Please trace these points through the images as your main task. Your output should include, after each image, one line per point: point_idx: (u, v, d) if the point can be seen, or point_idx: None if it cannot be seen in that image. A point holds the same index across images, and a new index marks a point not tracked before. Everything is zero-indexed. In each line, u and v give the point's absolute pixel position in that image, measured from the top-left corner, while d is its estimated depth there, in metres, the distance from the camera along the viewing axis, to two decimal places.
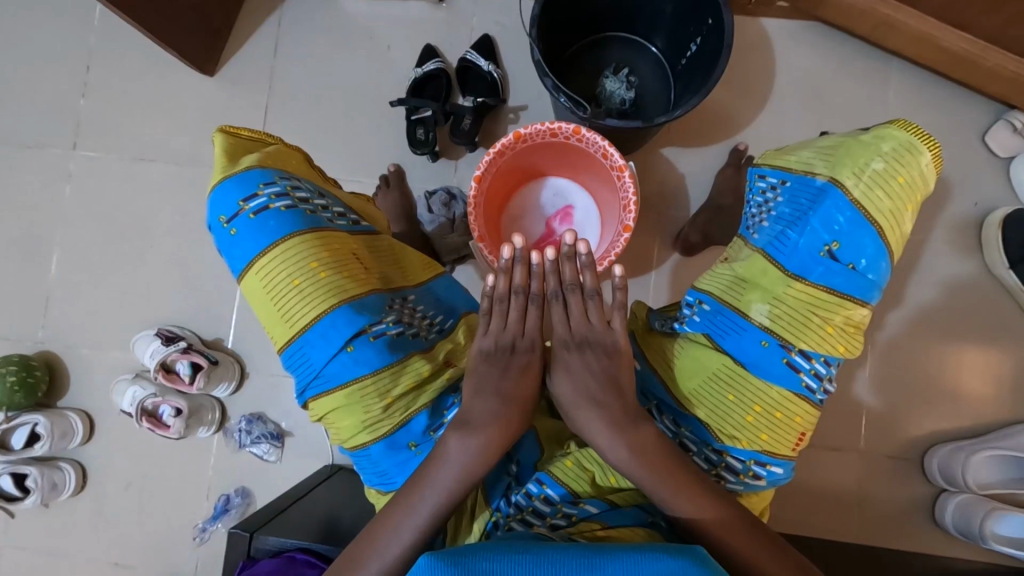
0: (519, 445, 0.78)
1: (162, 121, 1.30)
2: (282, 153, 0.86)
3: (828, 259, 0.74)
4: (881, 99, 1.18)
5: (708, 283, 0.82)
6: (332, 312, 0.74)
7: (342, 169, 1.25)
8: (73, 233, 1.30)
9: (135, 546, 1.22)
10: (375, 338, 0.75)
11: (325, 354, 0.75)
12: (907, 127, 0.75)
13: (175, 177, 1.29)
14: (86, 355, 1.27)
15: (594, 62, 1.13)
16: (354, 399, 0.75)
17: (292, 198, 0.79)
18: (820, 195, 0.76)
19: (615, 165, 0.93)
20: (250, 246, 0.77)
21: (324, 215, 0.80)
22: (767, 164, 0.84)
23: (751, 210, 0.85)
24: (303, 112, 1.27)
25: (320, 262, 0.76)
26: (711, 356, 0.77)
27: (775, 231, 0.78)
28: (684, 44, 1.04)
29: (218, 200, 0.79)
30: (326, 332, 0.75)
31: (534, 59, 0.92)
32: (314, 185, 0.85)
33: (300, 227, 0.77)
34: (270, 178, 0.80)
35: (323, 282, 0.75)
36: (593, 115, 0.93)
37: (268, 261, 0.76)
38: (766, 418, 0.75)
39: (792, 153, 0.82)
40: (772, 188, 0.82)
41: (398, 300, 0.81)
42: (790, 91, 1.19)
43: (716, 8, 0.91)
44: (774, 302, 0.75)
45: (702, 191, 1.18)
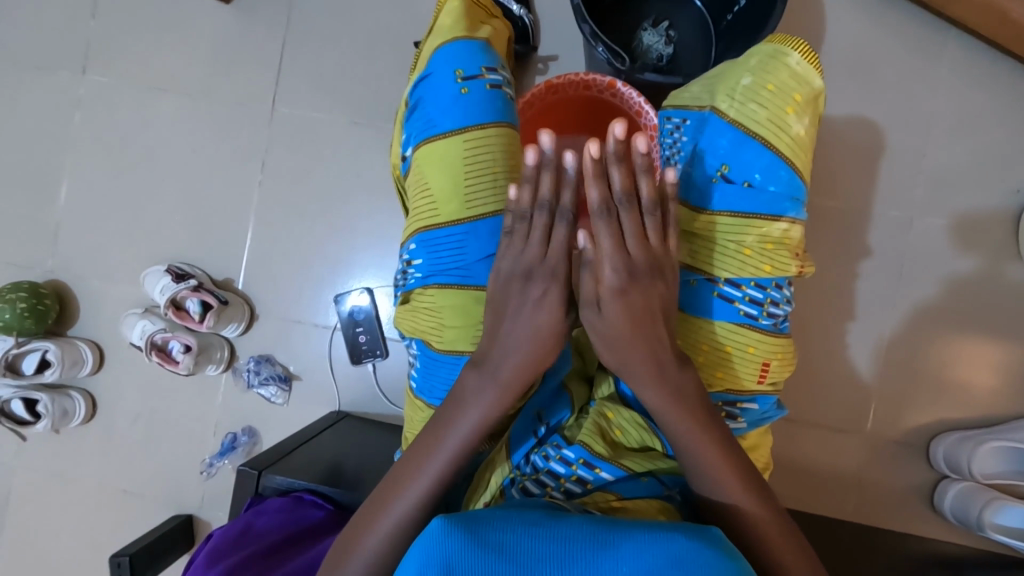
0: (550, 408, 0.78)
1: (174, 49, 1.25)
2: (502, 39, 0.94)
3: (723, 182, 0.80)
4: (931, 73, 1.12)
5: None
6: (504, 215, 0.83)
7: (361, 112, 1.21)
8: (83, 162, 1.27)
9: (143, 476, 1.25)
10: None
11: (483, 249, 0.82)
12: (770, 43, 0.81)
13: (187, 109, 1.25)
14: (96, 287, 1.27)
15: (632, 12, 1.07)
16: (483, 304, 0.81)
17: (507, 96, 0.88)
18: (708, 123, 0.80)
19: (648, 123, 0.90)
20: (469, 110, 0.84)
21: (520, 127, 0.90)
22: (669, 106, 0.86)
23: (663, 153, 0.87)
24: (321, 49, 1.21)
25: (514, 167, 0.85)
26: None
27: (683, 170, 0.82)
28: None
29: (456, 57, 0.86)
30: (494, 232, 0.82)
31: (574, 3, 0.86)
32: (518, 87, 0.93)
33: (510, 126, 0.86)
34: (500, 68, 0.88)
35: (509, 187, 0.84)
36: (631, 69, 0.88)
37: (481, 136, 0.84)
38: (716, 355, 0.79)
39: (683, 92, 0.85)
40: (675, 126, 0.84)
41: None
42: (836, 58, 1.13)
43: None
44: (692, 239, 0.80)
45: None
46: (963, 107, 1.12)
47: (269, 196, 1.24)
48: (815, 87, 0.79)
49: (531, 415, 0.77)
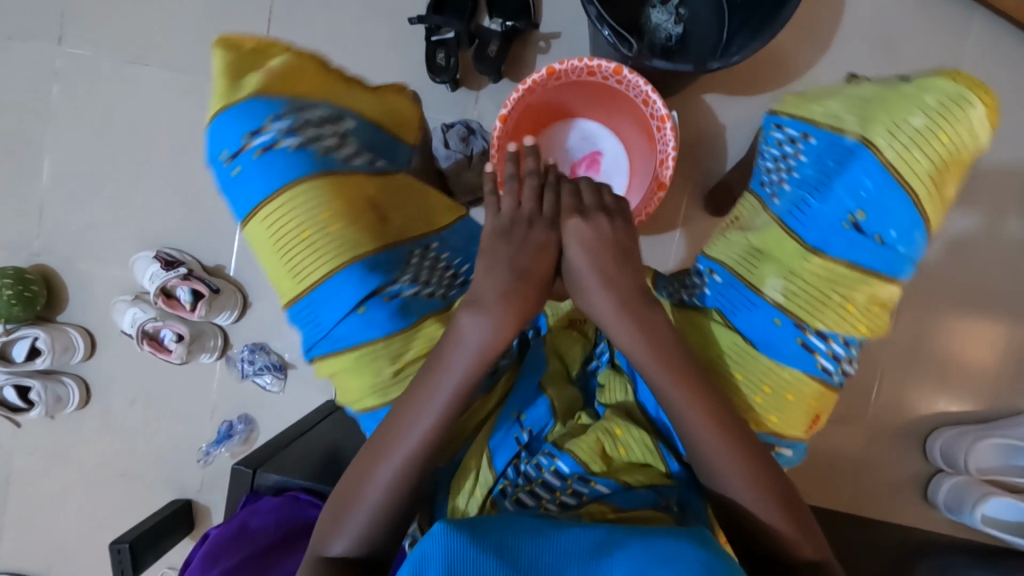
0: (529, 409, 0.74)
1: (154, 19, 1.17)
2: (294, 64, 0.75)
3: (852, 231, 0.63)
4: (954, 54, 1.06)
5: (717, 247, 0.73)
6: (339, 271, 0.69)
7: None
8: (64, 141, 1.22)
9: (141, 461, 1.25)
10: (389, 299, 0.70)
11: (335, 314, 0.70)
12: (958, 77, 0.61)
13: (169, 85, 1.19)
14: (84, 272, 1.24)
15: None
16: (364, 362, 0.70)
17: (301, 139, 0.71)
18: (852, 155, 0.63)
19: (656, 113, 0.85)
20: (254, 189, 0.70)
21: (337, 154, 0.73)
22: (786, 112, 0.71)
23: (766, 163, 0.72)
24: (310, 21, 1.14)
25: (331, 215, 0.69)
26: (719, 329, 0.69)
27: (795, 195, 0.67)
28: None
29: (217, 134, 0.71)
30: (336, 290, 0.69)
31: None
32: (327, 109, 0.76)
33: (315, 171, 0.70)
34: (277, 113, 0.71)
35: (337, 234, 0.69)
36: (639, 54, 0.81)
37: (275, 208, 0.69)
38: (774, 400, 0.67)
39: (817, 102, 0.68)
40: (791, 141, 0.69)
41: (417, 252, 0.76)
42: (855, 37, 1.07)
43: None
44: (792, 278, 0.65)
45: (742, 148, 1.09)
46: (984, 88, 1.07)
47: None
48: (982, 144, 0.61)
49: (511, 419, 0.73)
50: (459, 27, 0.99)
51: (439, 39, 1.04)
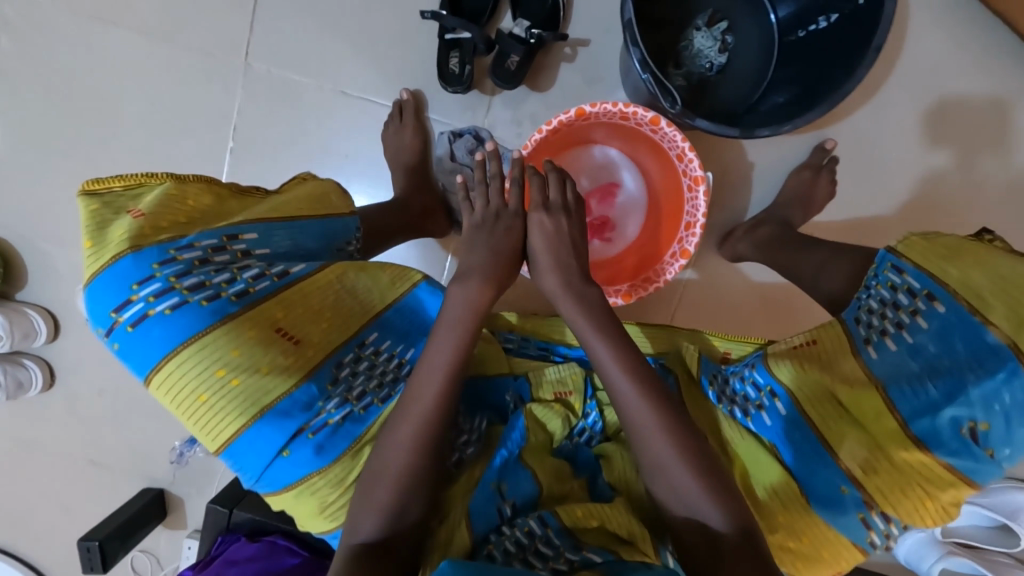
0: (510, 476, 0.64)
1: None
2: (166, 201, 0.57)
3: (966, 436, 0.56)
4: (1007, 113, 0.98)
5: (785, 365, 0.64)
6: (252, 427, 0.53)
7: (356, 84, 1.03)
8: (15, 102, 1.07)
9: (111, 450, 1.21)
10: (317, 435, 0.56)
11: (259, 460, 0.56)
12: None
13: (143, 50, 1.05)
14: (44, 251, 1.13)
15: (687, 5, 0.88)
16: (307, 497, 0.57)
17: (184, 289, 0.53)
18: (987, 355, 0.56)
19: (689, 172, 0.77)
20: (137, 364, 0.54)
21: (227, 284, 0.55)
22: (916, 259, 0.61)
23: (870, 303, 0.63)
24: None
25: (231, 368, 0.52)
26: (771, 465, 0.63)
27: (901, 364, 0.59)
28: (811, 16, 0.82)
29: (90, 306, 0.55)
30: (254, 446, 0.55)
31: (623, 18, 0.67)
32: (213, 238, 0.56)
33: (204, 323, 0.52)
34: (146, 268, 0.52)
35: (238, 391, 0.53)
36: (680, 113, 0.69)
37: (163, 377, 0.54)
38: (810, 550, 0.61)
39: (959, 264, 0.59)
40: (910, 293, 0.61)
41: (348, 359, 0.60)
42: (904, 83, 0.99)
43: None
44: (878, 454, 0.58)
45: (769, 192, 1.02)
46: None
47: (241, 168, 1.07)
48: None
49: (490, 487, 0.61)
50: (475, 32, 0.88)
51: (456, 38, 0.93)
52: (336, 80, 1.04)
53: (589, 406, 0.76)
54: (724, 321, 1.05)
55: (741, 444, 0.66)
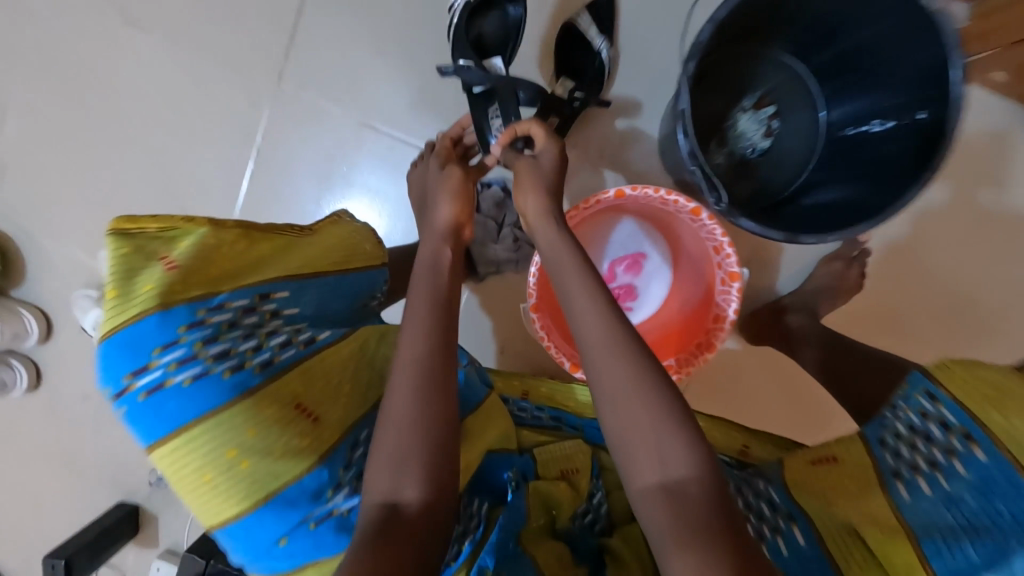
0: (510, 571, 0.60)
1: None
2: (201, 246, 0.50)
3: None
4: None
5: (808, 494, 0.59)
6: (255, 511, 0.47)
7: (388, 116, 1.01)
8: (36, 95, 1.03)
9: (89, 460, 1.17)
10: (318, 529, 0.49)
11: (250, 548, 0.49)
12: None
13: (171, 57, 1.01)
14: (44, 249, 1.08)
15: (738, 85, 0.86)
16: None
17: (208, 357, 0.47)
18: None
19: (725, 267, 0.77)
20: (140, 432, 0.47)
21: (256, 357, 0.50)
22: (951, 385, 0.56)
23: (896, 433, 0.58)
24: (351, 23, 0.98)
25: (242, 450, 0.46)
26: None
27: (937, 511, 0.52)
28: (863, 117, 0.78)
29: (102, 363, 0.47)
30: (251, 532, 0.48)
31: (677, 106, 0.66)
32: (245, 298, 0.51)
33: (225, 397, 0.47)
34: (170, 331, 0.46)
35: (247, 476, 0.47)
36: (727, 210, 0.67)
37: (169, 449, 0.46)
38: None
39: (1001, 403, 0.53)
40: (945, 430, 0.55)
41: (361, 441, 0.54)
42: (949, 187, 0.95)
43: (942, 103, 0.64)
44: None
45: (794, 275, 1.00)
46: None
47: (260, 187, 1.04)
48: None
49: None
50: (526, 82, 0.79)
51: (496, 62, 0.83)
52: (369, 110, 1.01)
53: (594, 484, 0.72)
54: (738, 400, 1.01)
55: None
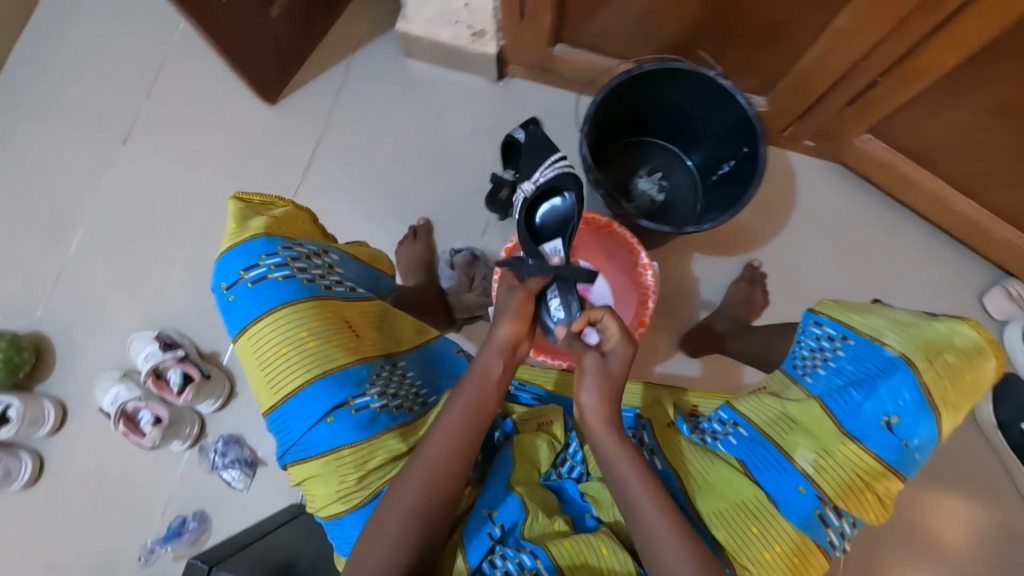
0: (499, 504, 0.73)
1: (214, 133, 1.35)
2: (291, 215, 0.76)
3: (887, 431, 0.65)
4: (889, 245, 1.25)
5: (747, 405, 0.73)
6: (313, 383, 0.64)
7: (379, 211, 1.31)
8: (99, 221, 1.31)
9: (71, 556, 1.15)
10: (357, 412, 0.65)
11: (302, 424, 0.65)
12: (978, 327, 0.68)
13: (213, 185, 1.32)
14: (77, 344, 1.25)
15: (631, 160, 1.19)
16: (330, 467, 0.64)
17: (295, 269, 0.69)
18: (890, 366, 0.67)
19: (640, 262, 1.01)
20: (241, 316, 0.68)
21: (321, 282, 0.71)
22: (826, 312, 0.76)
23: (800, 351, 0.76)
24: (352, 152, 1.34)
25: (312, 332, 0.66)
26: (731, 476, 0.69)
27: (831, 383, 0.70)
28: (718, 162, 1.11)
29: (221, 267, 0.70)
30: (307, 401, 0.65)
31: (580, 153, 0.99)
32: (317, 247, 0.75)
33: (301, 295, 0.68)
34: (274, 247, 0.70)
35: (311, 354, 0.65)
36: (627, 213, 0.99)
37: (261, 327, 0.66)
38: (784, 560, 0.64)
39: (858, 311, 0.74)
40: (830, 338, 0.74)
41: (387, 366, 0.71)
42: (808, 223, 1.27)
43: (754, 138, 0.98)
44: (822, 453, 0.66)
45: (714, 299, 1.22)
46: (918, 277, 1.23)
47: None
48: (986, 374, 0.66)
49: (481, 515, 0.72)
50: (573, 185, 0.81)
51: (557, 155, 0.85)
52: (365, 210, 1.31)
53: (570, 437, 0.83)
54: None
55: (710, 465, 0.70)
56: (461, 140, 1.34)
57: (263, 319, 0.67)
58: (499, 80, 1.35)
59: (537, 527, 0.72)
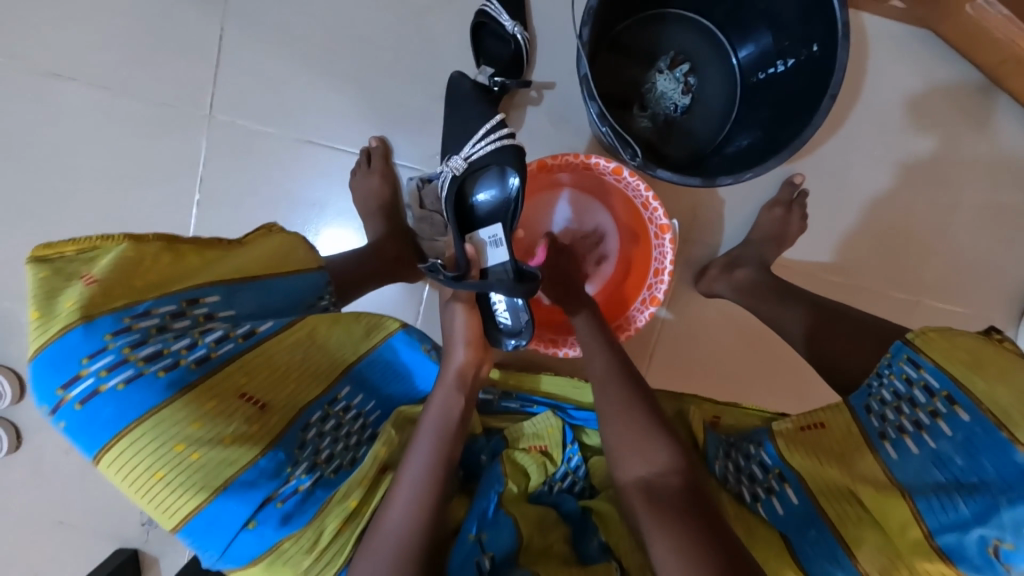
0: (490, 528, 0.64)
1: (79, 23, 0.99)
2: (122, 265, 0.54)
3: (991, 555, 0.48)
4: (967, 144, 0.99)
5: (801, 455, 0.59)
6: (215, 501, 0.51)
7: (321, 127, 1.02)
8: None
9: (81, 510, 1.17)
10: (284, 504, 0.54)
11: (219, 540, 0.53)
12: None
13: (99, 104, 1.01)
14: (7, 309, 1.10)
15: (646, 45, 0.87)
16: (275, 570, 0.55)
17: (139, 360, 0.51)
18: (1020, 478, 0.48)
19: (656, 221, 0.80)
20: (87, 441, 0.50)
21: (191, 357, 0.53)
22: (932, 354, 0.54)
23: (882, 398, 0.57)
24: (271, 43, 1.00)
25: (191, 442, 0.51)
26: (774, 550, 0.56)
27: (923, 469, 0.52)
28: (767, 58, 0.81)
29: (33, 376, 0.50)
30: (214, 519, 0.52)
31: (579, 73, 0.69)
32: (172, 304, 0.55)
33: (162, 395, 0.51)
34: (99, 341, 0.50)
35: (198, 468, 0.51)
36: (643, 163, 0.71)
37: (115, 453, 0.49)
38: None
39: (983, 369, 0.52)
40: (929, 394, 0.54)
41: (313, 426, 0.61)
42: (871, 118, 0.99)
43: (831, 37, 0.69)
44: (894, 562, 0.51)
45: (739, 225, 1.02)
46: (993, 184, 1.00)
47: (210, 217, 1.03)
48: None
49: (468, 540, 0.63)
50: (514, 163, 0.68)
51: (499, 122, 0.70)
52: (303, 126, 1.02)
53: (570, 451, 0.72)
54: (700, 352, 1.04)
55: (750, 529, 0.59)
56: (418, 19, 0.99)
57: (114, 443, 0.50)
58: None
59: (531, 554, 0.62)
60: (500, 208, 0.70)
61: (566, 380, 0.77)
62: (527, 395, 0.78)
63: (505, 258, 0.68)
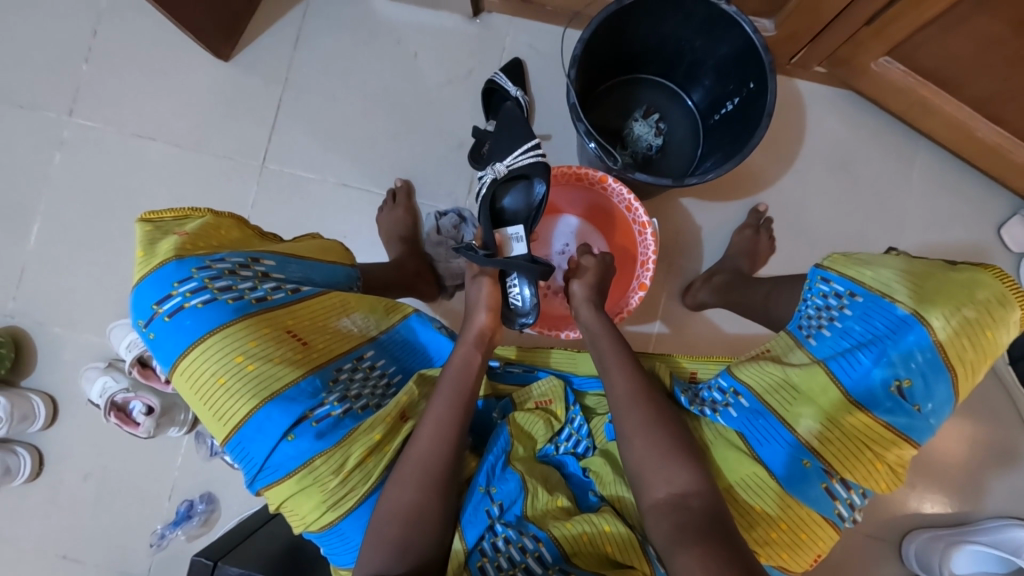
0: (499, 482, 0.69)
1: (166, 97, 1.23)
2: (207, 227, 0.71)
3: (897, 396, 0.63)
4: (901, 177, 1.17)
5: (748, 371, 0.70)
6: (263, 407, 0.61)
7: (355, 173, 1.21)
8: (58, 202, 1.22)
9: (87, 543, 1.16)
10: (318, 424, 0.63)
11: (263, 447, 0.62)
12: (1000, 275, 0.65)
13: (174, 158, 1.22)
14: (56, 336, 1.20)
15: (624, 100, 1.08)
16: (307, 484, 0.62)
17: (215, 289, 0.64)
18: (902, 328, 0.64)
19: (638, 219, 0.95)
20: (170, 351, 0.64)
21: (252, 295, 0.66)
22: (834, 268, 0.71)
23: (806, 312, 0.73)
24: (319, 109, 1.23)
25: (248, 355, 0.62)
26: (738, 456, 0.68)
27: (837, 346, 0.67)
28: (721, 100, 1.01)
29: (137, 300, 0.66)
30: (262, 425, 0.62)
31: (568, 101, 0.88)
32: (241, 258, 0.69)
33: (228, 317, 0.63)
34: (186, 271, 0.65)
35: (253, 376, 0.62)
36: (622, 168, 0.90)
37: (193, 357, 0.63)
38: (789, 537, 0.66)
39: (868, 265, 0.70)
40: (837, 296, 0.70)
41: (346, 369, 0.69)
42: (817, 158, 1.18)
43: (763, 72, 0.88)
44: (828, 423, 0.65)
45: (716, 248, 1.16)
46: (931, 209, 1.16)
47: None
48: (1011, 325, 0.63)
49: (479, 492, 0.68)
50: (543, 175, 0.84)
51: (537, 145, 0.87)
52: (341, 173, 1.21)
53: (572, 411, 0.78)
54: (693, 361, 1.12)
55: (713, 439, 0.70)
56: (437, 88, 1.22)
57: (190, 353, 0.63)
58: (475, 16, 1.22)
59: (540, 506, 0.68)
60: (525, 210, 0.86)
61: (569, 352, 0.86)
62: (534, 365, 0.85)
63: (524, 253, 0.82)
